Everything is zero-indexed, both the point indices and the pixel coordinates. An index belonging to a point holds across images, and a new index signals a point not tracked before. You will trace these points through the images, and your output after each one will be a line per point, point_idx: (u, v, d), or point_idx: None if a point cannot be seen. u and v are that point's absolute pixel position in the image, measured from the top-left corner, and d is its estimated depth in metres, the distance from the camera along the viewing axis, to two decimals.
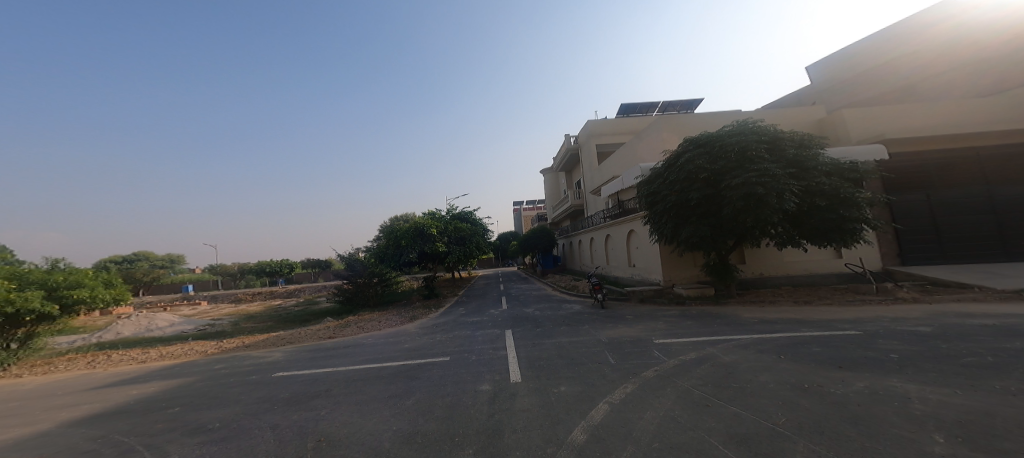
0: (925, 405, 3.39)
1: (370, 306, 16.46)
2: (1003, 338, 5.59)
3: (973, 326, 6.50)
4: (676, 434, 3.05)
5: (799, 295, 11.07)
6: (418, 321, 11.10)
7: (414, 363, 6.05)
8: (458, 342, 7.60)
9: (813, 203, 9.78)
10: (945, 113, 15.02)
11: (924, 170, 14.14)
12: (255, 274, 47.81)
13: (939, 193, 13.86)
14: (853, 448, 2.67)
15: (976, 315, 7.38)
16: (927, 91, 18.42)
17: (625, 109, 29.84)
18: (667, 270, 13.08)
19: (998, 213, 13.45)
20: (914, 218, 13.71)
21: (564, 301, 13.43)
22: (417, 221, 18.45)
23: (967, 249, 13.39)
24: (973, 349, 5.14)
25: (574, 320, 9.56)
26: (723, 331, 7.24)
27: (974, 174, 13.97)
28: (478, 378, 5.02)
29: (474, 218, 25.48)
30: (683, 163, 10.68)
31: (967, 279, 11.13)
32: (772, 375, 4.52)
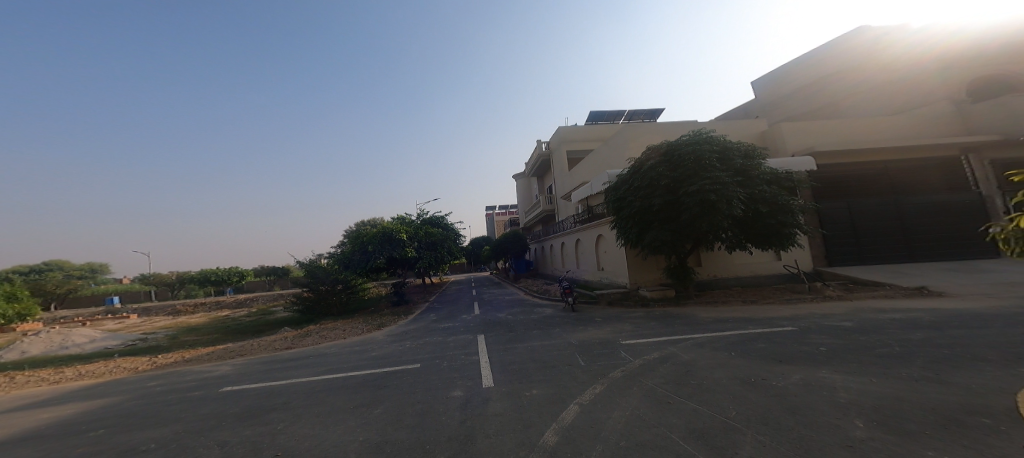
0: (853, 393, 3.70)
1: (334, 315, 15.75)
2: (915, 329, 6.27)
3: (888, 320, 7.20)
4: (641, 431, 3.12)
5: (747, 295, 11.82)
6: (386, 329, 10.73)
7: (380, 372, 5.81)
8: (428, 348, 7.41)
9: (756, 209, 10.49)
10: (866, 129, 16.78)
11: (849, 182, 15.61)
12: (198, 283, 44.03)
13: (864, 201, 15.32)
14: (793, 435, 2.86)
15: (892, 310, 8.21)
16: (852, 107, 20.46)
17: (594, 117, 30.96)
18: (632, 273, 13.54)
19: (910, 219, 15.11)
20: (841, 225, 15.06)
21: (536, 305, 13.52)
22: (386, 226, 18.00)
23: (883, 252, 14.93)
24: (886, 340, 5.68)
25: (546, 323, 9.63)
26: (682, 331, 7.57)
27: (891, 185, 15.64)
28: (444, 384, 4.92)
29: (446, 223, 25.20)
30: (646, 169, 11.13)
31: (887, 277, 12.34)
32: (725, 372, 4.76)
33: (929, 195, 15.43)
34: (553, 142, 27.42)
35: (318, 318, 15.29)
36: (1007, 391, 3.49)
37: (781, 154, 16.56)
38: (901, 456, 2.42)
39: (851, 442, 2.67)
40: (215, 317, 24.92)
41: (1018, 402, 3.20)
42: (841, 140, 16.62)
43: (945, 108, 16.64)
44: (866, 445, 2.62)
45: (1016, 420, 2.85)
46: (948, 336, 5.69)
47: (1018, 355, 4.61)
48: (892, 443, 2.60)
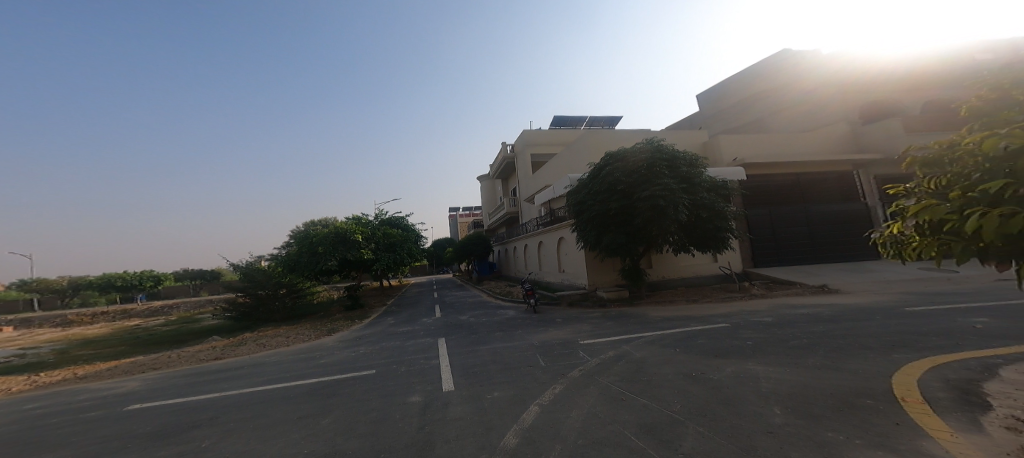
0: (781, 383, 4.06)
1: (275, 321, 14.71)
2: (828, 322, 7.09)
3: (799, 314, 8.08)
4: (598, 429, 3.20)
5: (691, 294, 12.67)
6: (339, 334, 10.19)
7: (329, 379, 5.49)
8: (384, 353, 7.13)
9: (699, 215, 11.25)
10: (788, 142, 18.42)
11: (770, 191, 17.19)
12: (99, 290, 38.48)
13: (782, 209, 17.02)
14: (730, 425, 3.08)
15: (803, 306, 9.23)
16: (776, 122, 22.53)
17: (557, 121, 31.75)
18: (591, 275, 14.02)
19: (816, 226, 17.04)
20: (764, 231, 16.62)
21: (498, 307, 13.52)
22: (339, 228, 16.98)
23: (796, 254, 16.66)
24: (806, 333, 6.36)
25: (508, 325, 9.64)
26: (635, 330, 7.94)
27: (808, 195, 17.49)
28: (397, 389, 4.76)
29: (406, 224, 24.50)
30: (603, 175, 11.60)
31: (804, 277, 13.83)
32: (672, 367, 5.05)
33: (837, 204, 17.49)
34: (518, 145, 27.73)
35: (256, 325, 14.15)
36: (887, 374, 4.07)
37: (718, 163, 17.81)
38: (820, 441, 2.69)
39: (776, 429, 2.93)
40: (130, 327, 22.12)
41: (897, 384, 3.76)
42: (766, 153, 18.17)
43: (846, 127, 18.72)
44: (790, 432, 2.88)
45: (896, 401, 3.35)
46: (852, 327, 6.50)
47: (892, 342, 5.40)
48: (810, 429, 2.90)
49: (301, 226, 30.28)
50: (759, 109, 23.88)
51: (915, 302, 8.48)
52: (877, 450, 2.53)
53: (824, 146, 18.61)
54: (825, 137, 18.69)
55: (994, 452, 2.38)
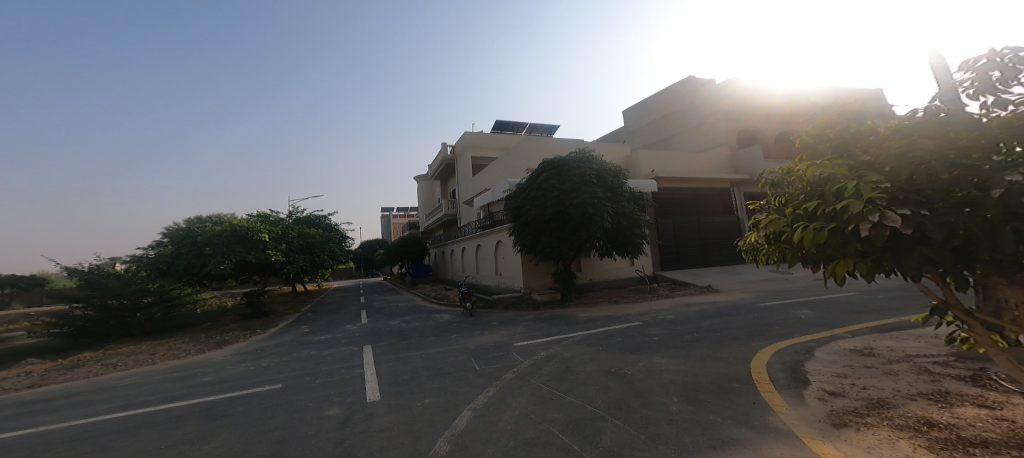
0: (683, 373, 4.69)
1: (137, 335, 12.41)
2: (715, 317, 8.36)
3: (693, 311, 9.37)
4: (529, 429, 3.38)
5: (612, 295, 13.83)
6: (240, 346, 9.09)
7: (228, 397, 4.93)
8: (299, 365, 6.57)
9: (621, 223, 12.31)
10: (692, 160, 20.83)
11: (672, 202, 19.61)
12: None
13: (682, 219, 19.50)
14: (639, 415, 3.50)
15: (696, 303, 10.74)
16: (682, 141, 25.47)
17: (498, 126, 32.23)
18: (526, 278, 14.50)
19: (707, 235, 19.89)
20: (668, 238, 18.88)
21: (431, 311, 13.22)
22: (237, 226, 13.95)
23: (692, 259, 19.21)
24: (700, 327, 7.42)
25: (442, 329, 9.53)
26: (563, 330, 8.44)
27: (703, 208, 20.33)
28: (316, 403, 4.45)
29: (325, 223, 22.67)
30: (540, 181, 12.17)
31: (694, 279, 16.09)
32: (595, 365, 5.50)
33: (723, 216, 20.66)
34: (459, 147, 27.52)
35: (105, 341, 11.73)
36: (758, 360, 4.96)
37: (636, 175, 19.62)
38: (707, 424, 3.20)
39: (674, 417, 3.40)
40: None
41: (755, 368, 4.66)
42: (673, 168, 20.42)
43: (727, 149, 21.89)
44: (684, 418, 3.37)
45: (754, 383, 4.15)
46: (733, 321, 7.77)
47: (758, 333, 6.59)
48: (697, 414, 3.42)
49: (191, 221, 25.98)
50: (669, 129, 26.80)
51: (767, 298, 10.45)
52: (744, 427, 3.11)
53: (718, 164, 21.51)
54: (718, 157, 21.63)
55: (812, 420, 3.11)
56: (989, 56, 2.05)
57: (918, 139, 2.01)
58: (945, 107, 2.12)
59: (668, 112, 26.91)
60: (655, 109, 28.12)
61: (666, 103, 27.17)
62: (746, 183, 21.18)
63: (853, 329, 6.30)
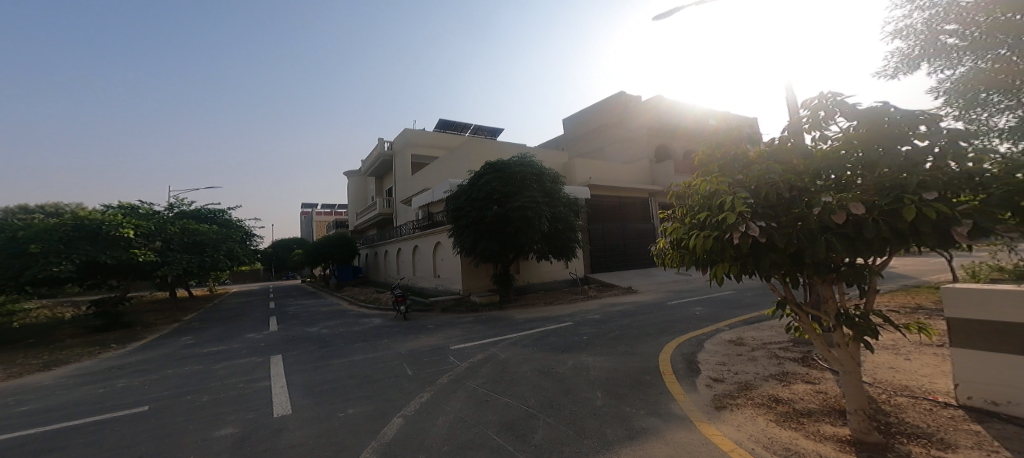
0: (609, 369, 5.04)
1: None
2: (635, 315, 9.16)
3: (617, 310, 10.17)
4: (462, 433, 3.36)
5: (547, 297, 14.37)
6: (109, 363, 7.58)
7: (73, 427, 4.08)
8: (191, 381, 5.70)
9: (557, 227, 12.83)
10: (621, 170, 22.55)
11: (602, 209, 21.07)
12: None
13: (610, 225, 21.05)
14: (566, 412, 3.68)
15: (620, 303, 11.67)
16: (613, 152, 27.47)
17: (441, 125, 31.61)
18: (466, 281, 14.37)
19: (631, 240, 21.72)
20: (598, 242, 20.21)
21: (360, 315, 12.41)
22: (84, 219, 11.43)
23: (618, 262, 20.85)
24: (623, 325, 8.05)
25: (372, 335, 9.00)
26: (499, 332, 8.54)
27: (628, 215, 22.19)
28: (211, 423, 3.89)
29: (217, 219, 19.92)
30: (482, 183, 12.25)
31: (618, 280, 17.41)
32: (530, 365, 5.65)
33: (643, 223, 22.80)
34: (398, 143, 26.36)
35: None
36: (672, 354, 5.52)
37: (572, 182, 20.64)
38: (625, 416, 3.48)
39: (598, 411, 3.64)
40: None
41: (668, 361, 5.19)
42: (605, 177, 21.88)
43: (650, 162, 24.14)
44: (605, 412, 3.62)
45: (665, 375, 4.63)
46: (650, 318, 8.59)
47: (671, 328, 7.38)
48: (616, 408, 3.70)
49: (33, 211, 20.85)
50: (602, 140, 28.70)
51: (678, 297, 11.77)
52: (654, 416, 3.44)
53: (643, 176, 23.58)
54: (644, 169, 23.72)
55: (701, 404, 3.60)
56: (820, 98, 2.55)
57: (771, 164, 2.46)
58: (792, 135, 2.68)
59: (601, 124, 28.83)
60: (590, 121, 29.93)
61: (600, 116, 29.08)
62: (661, 193, 23.49)
63: (740, 322, 7.37)
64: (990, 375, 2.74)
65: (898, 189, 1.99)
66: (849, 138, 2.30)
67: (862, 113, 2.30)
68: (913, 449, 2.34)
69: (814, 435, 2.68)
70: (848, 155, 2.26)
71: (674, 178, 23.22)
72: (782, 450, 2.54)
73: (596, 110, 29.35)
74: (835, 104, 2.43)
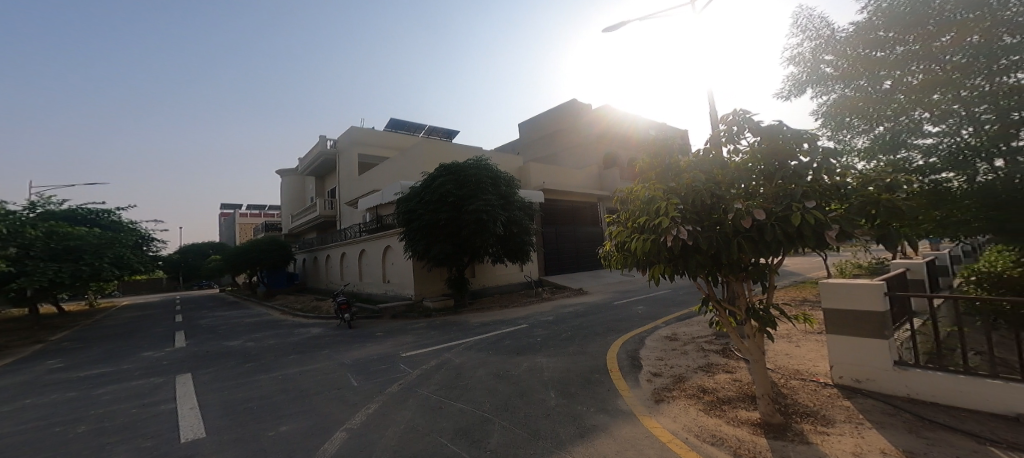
0: (563, 370, 5.15)
1: None
2: (586, 315, 9.50)
3: (569, 312, 10.48)
4: (413, 443, 3.21)
5: (502, 300, 14.37)
6: None
7: None
8: (81, 409, 4.83)
9: (512, 231, 12.86)
10: (573, 176, 23.31)
11: (555, 213, 21.65)
12: None
13: (562, 228, 21.69)
14: (521, 415, 3.69)
15: (572, 304, 12.04)
16: (566, 158, 28.35)
17: (392, 125, 30.50)
18: (418, 286, 13.89)
19: (581, 243, 22.56)
20: (551, 245, 20.72)
21: (299, 325, 11.44)
22: None
23: (570, 264, 21.53)
24: (575, 325, 8.30)
25: (313, 345, 8.34)
26: (453, 337, 8.36)
27: (579, 219, 23.06)
28: (107, 456, 3.33)
29: (103, 220, 17.14)
30: (435, 185, 12.01)
31: (570, 282, 17.92)
32: (485, 369, 5.59)
33: (593, 226, 23.84)
34: (343, 141, 24.88)
35: None
36: (621, 351, 5.79)
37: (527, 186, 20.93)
38: (577, 415, 3.56)
39: (551, 412, 3.69)
40: None
41: (618, 358, 5.43)
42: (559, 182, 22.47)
43: (600, 169, 25.29)
44: (558, 412, 3.68)
45: (612, 372, 4.84)
46: (600, 318, 8.96)
47: (619, 327, 7.76)
48: (568, 407, 3.78)
49: None
50: (555, 145, 29.48)
51: (625, 297, 12.43)
52: (603, 413, 3.58)
53: (594, 182, 24.62)
54: (594, 175, 24.77)
55: (642, 398, 3.82)
56: (733, 114, 2.84)
57: (696, 173, 2.69)
58: (711, 148, 2.94)
59: (556, 130, 29.57)
60: (545, 126, 30.59)
61: (554, 122, 29.81)
62: (608, 198, 24.66)
63: (680, 319, 7.95)
64: (852, 357, 3.27)
65: (789, 198, 2.31)
66: (757, 150, 2.60)
67: (765, 130, 2.61)
68: (806, 426, 2.69)
69: (733, 420, 2.96)
70: (753, 167, 2.57)
71: (620, 184, 24.62)
72: (709, 438, 2.75)
73: (551, 116, 30.05)
74: (744, 121, 2.72)
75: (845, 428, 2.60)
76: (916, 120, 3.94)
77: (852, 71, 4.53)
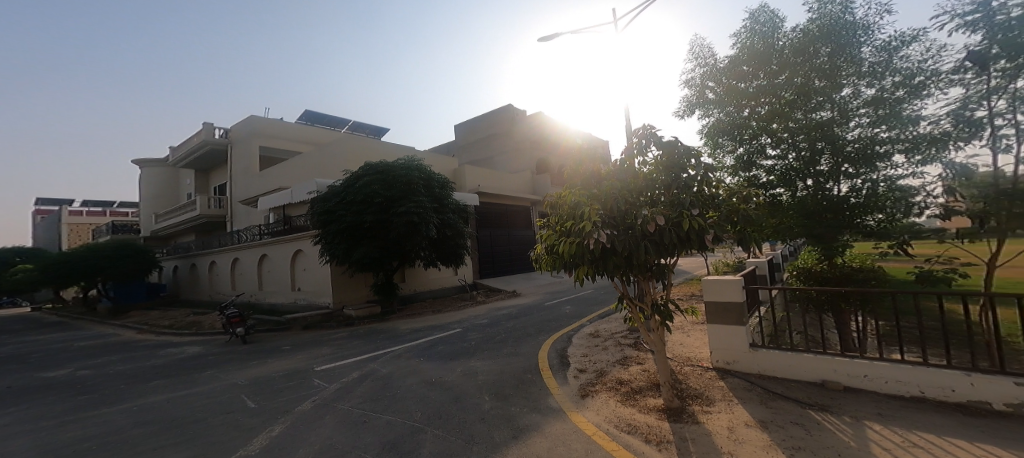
0: (500, 372, 4.98)
1: None
2: (521, 317, 9.51)
3: (503, 314, 10.38)
4: None
5: (433, 305, 13.69)
6: None
7: None
8: None
9: (445, 234, 12.32)
10: (508, 181, 23.52)
11: (489, 216, 21.56)
12: None
13: (496, 231, 21.67)
14: (457, 421, 3.41)
15: (507, 306, 11.99)
16: (501, 163, 28.55)
17: (308, 116, 27.48)
18: (337, 292, 12.53)
19: (515, 246, 22.81)
20: (486, 249, 20.54)
21: (177, 344, 9.40)
22: None
23: (503, 267, 21.57)
24: (511, 327, 8.22)
25: (197, 366, 6.88)
26: (379, 346, 7.63)
27: (512, 223, 23.31)
28: None
29: None
30: (360, 185, 11.07)
31: (504, 285, 17.91)
32: (416, 377, 5.15)
33: (525, 230, 24.29)
34: (240, 131, 21.47)
35: None
36: (556, 350, 5.84)
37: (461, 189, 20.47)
38: (515, 417, 3.41)
39: (488, 416, 3.48)
40: None
41: (554, 357, 5.46)
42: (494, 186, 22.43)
43: (534, 174, 25.97)
44: (496, 416, 3.48)
45: (546, 371, 4.82)
46: (535, 319, 9.02)
47: (553, 327, 7.89)
48: (507, 409, 3.61)
49: None
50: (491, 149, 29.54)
51: (557, 297, 12.80)
52: (541, 413, 3.49)
53: (528, 186, 25.15)
54: (528, 180, 25.32)
55: (568, 394, 3.87)
56: (642, 130, 2.99)
57: (614, 181, 2.78)
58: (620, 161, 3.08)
59: (491, 134, 29.64)
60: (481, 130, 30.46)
61: (490, 126, 29.86)
62: (540, 203, 25.42)
63: (611, 315, 8.40)
64: (722, 343, 3.76)
65: (680, 207, 2.54)
66: (657, 162, 2.79)
67: (666, 146, 2.79)
68: (696, 407, 2.97)
69: (643, 408, 3.14)
70: (654, 179, 2.76)
71: (551, 189, 25.58)
72: (626, 426, 2.85)
73: (487, 120, 30.05)
74: (648, 137, 2.91)
75: (721, 406, 2.93)
76: (760, 144, 5.21)
77: (722, 98, 5.43)
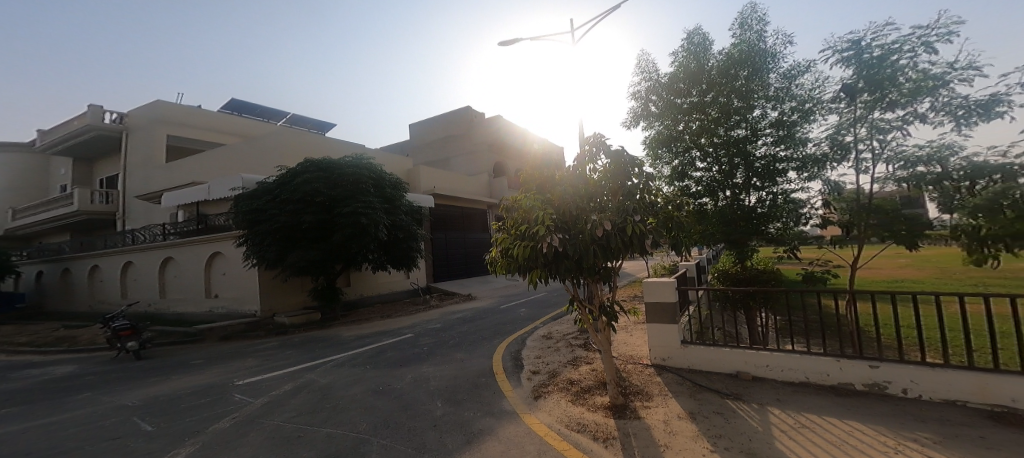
0: (450, 377, 4.90)
1: None
2: (474, 321, 9.44)
3: (456, 318, 10.24)
4: None
5: (382, 310, 13.08)
6: None
7: None
8: None
9: (396, 236, 11.90)
10: (463, 183, 23.29)
11: (444, 219, 21.19)
12: None
13: (450, 234, 21.31)
14: (404, 430, 3.30)
15: (460, 310, 11.83)
16: (456, 165, 28.21)
17: (237, 106, 25.00)
18: (265, 299, 11.42)
19: (470, 250, 22.62)
20: (439, 252, 20.12)
21: (64, 363, 7.97)
22: None
23: (458, 270, 21.26)
24: (462, 331, 8.13)
25: (90, 387, 5.89)
26: (320, 355, 7.12)
27: (467, 226, 23.10)
28: None
29: None
30: (299, 183, 10.33)
31: (458, 289, 17.65)
32: (360, 386, 4.88)
33: (480, 233, 24.19)
34: (142, 117, 18.77)
35: None
36: (507, 354, 5.87)
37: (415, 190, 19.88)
38: (464, 422, 3.38)
39: (437, 423, 3.41)
40: None
41: (505, 360, 5.49)
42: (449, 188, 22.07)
43: (490, 177, 25.99)
44: (445, 422, 3.42)
45: (498, 375, 4.85)
46: (487, 322, 9.00)
47: (505, 330, 7.94)
48: (456, 415, 3.57)
49: None
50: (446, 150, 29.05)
51: (511, 300, 12.91)
52: (491, 416, 3.50)
53: (483, 189, 25.09)
54: (484, 183, 25.29)
55: (521, 396, 3.95)
56: (592, 137, 3.15)
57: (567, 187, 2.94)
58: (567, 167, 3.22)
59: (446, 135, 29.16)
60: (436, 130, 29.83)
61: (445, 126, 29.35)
62: (496, 206, 25.54)
63: (562, 317, 8.64)
64: (660, 341, 4.09)
65: (625, 214, 2.76)
66: (605, 170, 2.98)
67: (613, 155, 2.99)
68: (637, 403, 3.20)
69: (590, 406, 3.32)
70: (604, 185, 2.97)
71: (507, 193, 25.79)
72: (575, 426, 2.99)
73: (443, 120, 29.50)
74: (598, 146, 3.08)
75: (659, 400, 3.20)
76: (690, 159, 5.71)
77: (662, 112, 5.81)
